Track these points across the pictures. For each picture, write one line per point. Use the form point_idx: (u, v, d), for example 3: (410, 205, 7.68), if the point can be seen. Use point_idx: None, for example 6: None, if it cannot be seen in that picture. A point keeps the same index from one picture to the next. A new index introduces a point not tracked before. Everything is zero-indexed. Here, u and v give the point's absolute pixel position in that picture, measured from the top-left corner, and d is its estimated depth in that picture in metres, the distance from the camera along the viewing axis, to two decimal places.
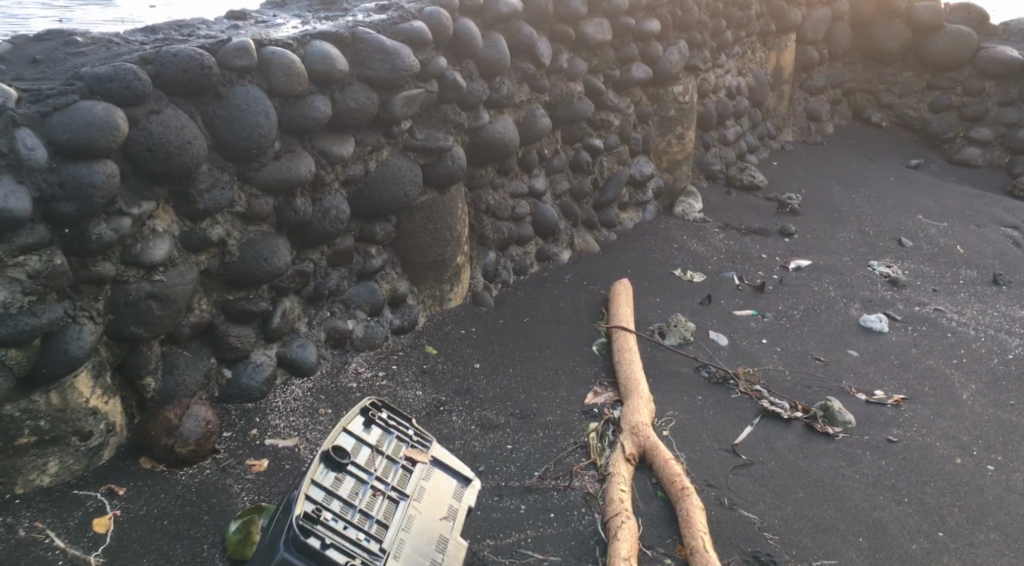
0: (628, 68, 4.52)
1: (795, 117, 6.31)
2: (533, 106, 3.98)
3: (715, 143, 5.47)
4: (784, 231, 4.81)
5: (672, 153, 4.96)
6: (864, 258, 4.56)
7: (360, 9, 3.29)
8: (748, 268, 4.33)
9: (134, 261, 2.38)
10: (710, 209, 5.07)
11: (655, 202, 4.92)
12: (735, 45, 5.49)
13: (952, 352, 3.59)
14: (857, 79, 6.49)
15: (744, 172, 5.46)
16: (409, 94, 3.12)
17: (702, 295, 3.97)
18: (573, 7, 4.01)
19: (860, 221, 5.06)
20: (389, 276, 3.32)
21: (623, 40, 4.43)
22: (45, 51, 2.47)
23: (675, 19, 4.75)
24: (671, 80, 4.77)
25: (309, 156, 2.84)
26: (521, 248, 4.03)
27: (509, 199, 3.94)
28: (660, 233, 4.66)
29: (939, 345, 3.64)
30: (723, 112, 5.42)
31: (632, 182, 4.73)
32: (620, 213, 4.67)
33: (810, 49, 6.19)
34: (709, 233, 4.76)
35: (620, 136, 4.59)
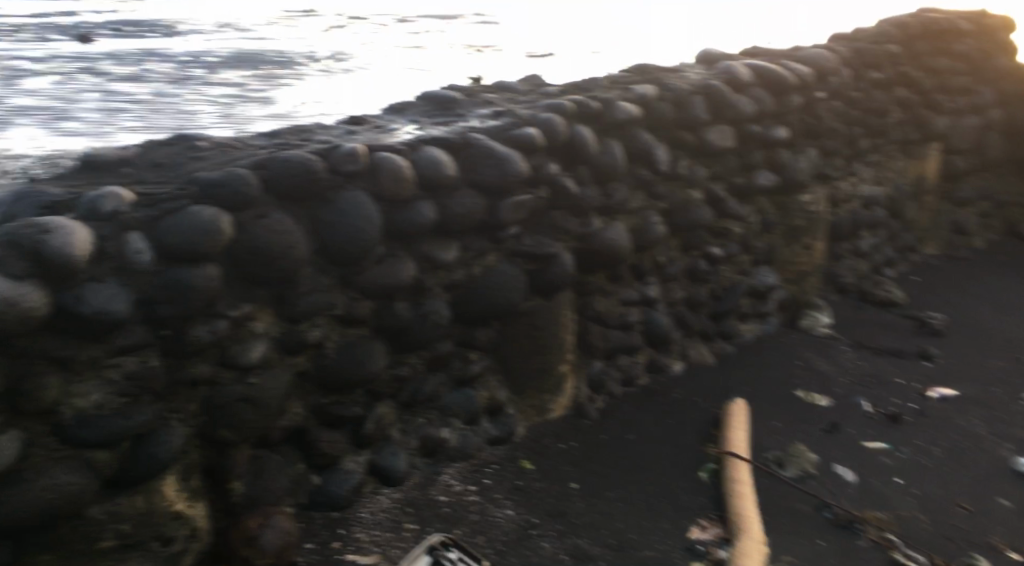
0: (753, 175, 4.42)
1: (940, 229, 5.89)
2: (648, 213, 3.89)
3: (848, 254, 5.16)
4: (925, 354, 4.42)
5: (799, 264, 4.72)
6: (1019, 391, 4.15)
7: (475, 114, 3.41)
8: (884, 394, 3.97)
9: (229, 362, 2.35)
10: (840, 325, 4.75)
11: (778, 314, 4.63)
12: (874, 153, 5.30)
13: None
14: (1011, 193, 6.16)
15: (879, 287, 5.13)
16: (518, 200, 3.10)
17: (827, 423, 3.64)
18: (694, 114, 4.02)
19: (1014, 350, 4.62)
20: (489, 383, 3.20)
21: (749, 147, 4.38)
22: (168, 156, 2.58)
23: (806, 126, 4.70)
24: (800, 188, 4.61)
25: (411, 261, 2.81)
26: (630, 357, 3.85)
27: (620, 306, 3.77)
28: (783, 349, 4.38)
29: None
30: (857, 222, 5.16)
31: (755, 293, 4.48)
32: (740, 324, 4.42)
33: (957, 159, 5.82)
34: (838, 351, 4.43)
35: (741, 245, 4.43)
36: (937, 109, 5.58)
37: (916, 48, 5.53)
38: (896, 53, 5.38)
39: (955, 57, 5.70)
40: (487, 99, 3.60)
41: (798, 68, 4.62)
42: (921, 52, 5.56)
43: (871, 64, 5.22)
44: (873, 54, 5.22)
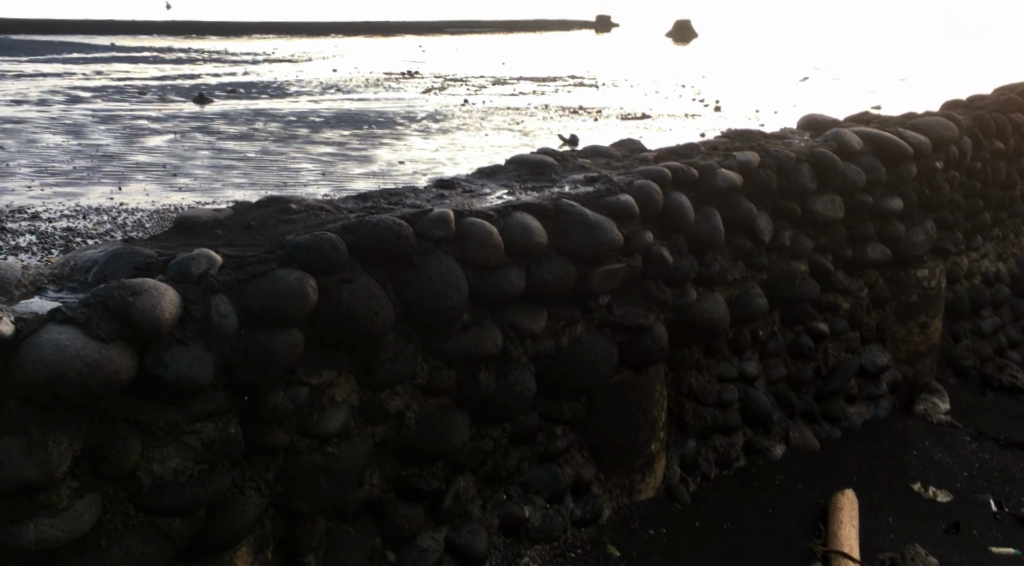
0: (863, 248, 4.20)
1: None
2: (748, 284, 3.72)
3: (967, 334, 4.86)
4: None
5: (913, 343, 4.43)
6: None
7: (568, 180, 3.34)
8: (1012, 493, 3.63)
9: (309, 430, 2.30)
10: (958, 412, 4.43)
11: (890, 397, 4.34)
12: (996, 226, 5.09)
13: None
14: None
15: (1003, 370, 4.78)
16: (609, 269, 2.99)
17: (949, 522, 3.36)
18: (801, 182, 3.84)
19: None
20: (575, 461, 3.07)
21: (858, 218, 4.17)
22: (259, 219, 2.58)
23: (921, 197, 4.45)
24: (914, 262, 4.36)
25: (497, 329, 2.72)
26: (728, 438, 3.65)
27: (715, 382, 3.62)
28: (896, 436, 4.09)
29: None
30: (978, 300, 4.88)
31: (863, 372, 4.26)
32: (847, 407, 4.17)
33: None
34: (959, 442, 4.09)
35: (849, 321, 4.19)
36: None
37: None
38: (1022, 122, 5.09)
39: None
40: (581, 164, 3.53)
41: (915, 136, 4.33)
42: None
43: (996, 133, 4.92)
44: (997, 121, 4.89)
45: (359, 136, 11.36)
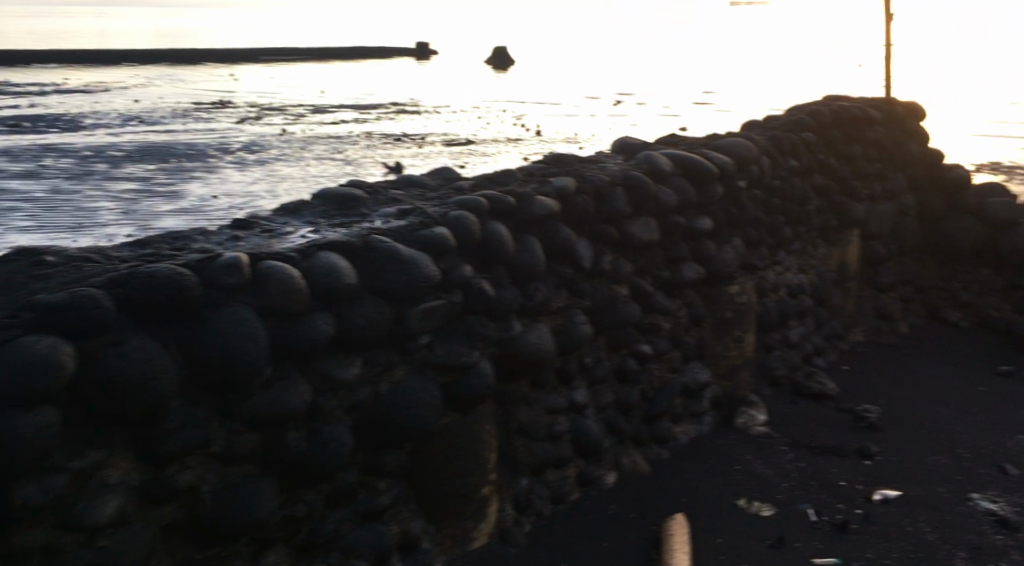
0: (678, 268, 4.53)
1: (864, 315, 6.43)
2: (572, 311, 3.81)
3: (777, 346, 5.42)
4: (864, 452, 4.50)
5: (730, 358, 4.91)
6: (965, 490, 4.18)
7: (379, 214, 3.14)
8: (827, 500, 3.97)
9: (73, 524, 1.98)
10: (776, 423, 4.88)
11: (711, 413, 4.76)
12: (794, 241, 5.66)
13: None
14: (930, 278, 6.76)
15: (811, 379, 5.35)
16: (428, 307, 2.83)
17: (773, 537, 3.61)
18: (617, 207, 4.01)
19: (952, 445, 4.72)
20: (402, 516, 2.87)
21: (673, 239, 4.49)
22: (7, 276, 2.26)
23: (728, 216, 4.90)
24: (726, 279, 4.82)
25: (306, 382, 2.47)
26: (561, 471, 3.80)
27: (546, 415, 3.75)
28: (720, 454, 4.44)
29: None
30: (784, 311, 5.48)
31: (686, 392, 4.63)
32: (673, 427, 4.52)
33: (876, 245, 6.44)
34: (777, 455, 4.49)
35: (670, 340, 4.54)
36: (856, 195, 6.14)
37: (829, 136, 5.95)
38: (811, 140, 5.70)
39: (868, 144, 6.26)
40: (393, 197, 3.33)
41: (718, 157, 4.74)
42: (835, 139, 5.98)
43: (788, 152, 5.51)
44: (790, 142, 5.52)
45: (165, 170, 10.69)
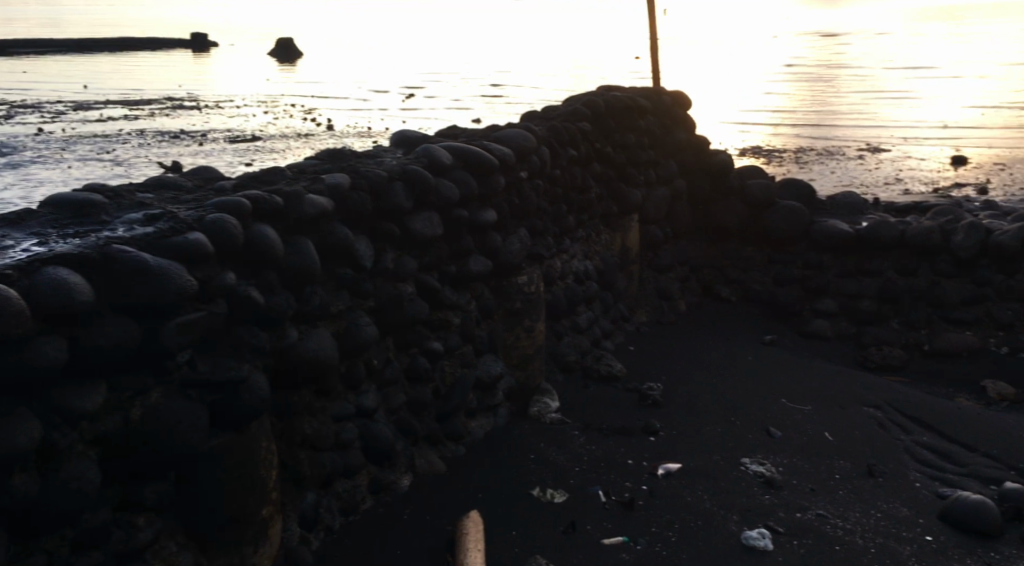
0: (466, 261, 4.52)
1: (647, 297, 6.80)
2: (354, 314, 3.71)
3: (568, 332, 5.58)
4: (649, 429, 4.74)
5: (522, 348, 4.97)
6: (737, 456, 4.53)
7: (122, 220, 2.87)
8: (616, 480, 4.15)
9: None
10: (568, 408, 5.00)
11: (506, 404, 4.80)
12: (578, 228, 5.86)
13: None
14: (703, 258, 7.25)
15: (600, 361, 5.54)
16: (184, 320, 2.62)
17: (565, 523, 3.66)
18: (397, 202, 3.88)
19: (726, 413, 5.10)
20: (168, 552, 2.65)
21: (458, 233, 4.43)
22: None
23: (512, 207, 4.91)
24: (514, 270, 4.86)
25: (34, 417, 2.20)
26: (351, 480, 3.68)
27: (332, 423, 3.61)
28: (515, 443, 4.49)
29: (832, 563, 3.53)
30: (573, 297, 5.63)
31: (479, 385, 4.64)
32: (469, 422, 4.50)
33: (653, 228, 6.84)
34: (570, 439, 4.60)
35: (461, 336, 4.52)
36: (631, 182, 6.46)
37: (605, 125, 6.14)
38: (587, 130, 5.83)
39: (640, 132, 6.57)
40: (139, 201, 3.06)
41: (499, 148, 4.72)
42: (610, 128, 6.19)
43: (568, 142, 5.60)
44: (569, 131, 5.60)
45: None
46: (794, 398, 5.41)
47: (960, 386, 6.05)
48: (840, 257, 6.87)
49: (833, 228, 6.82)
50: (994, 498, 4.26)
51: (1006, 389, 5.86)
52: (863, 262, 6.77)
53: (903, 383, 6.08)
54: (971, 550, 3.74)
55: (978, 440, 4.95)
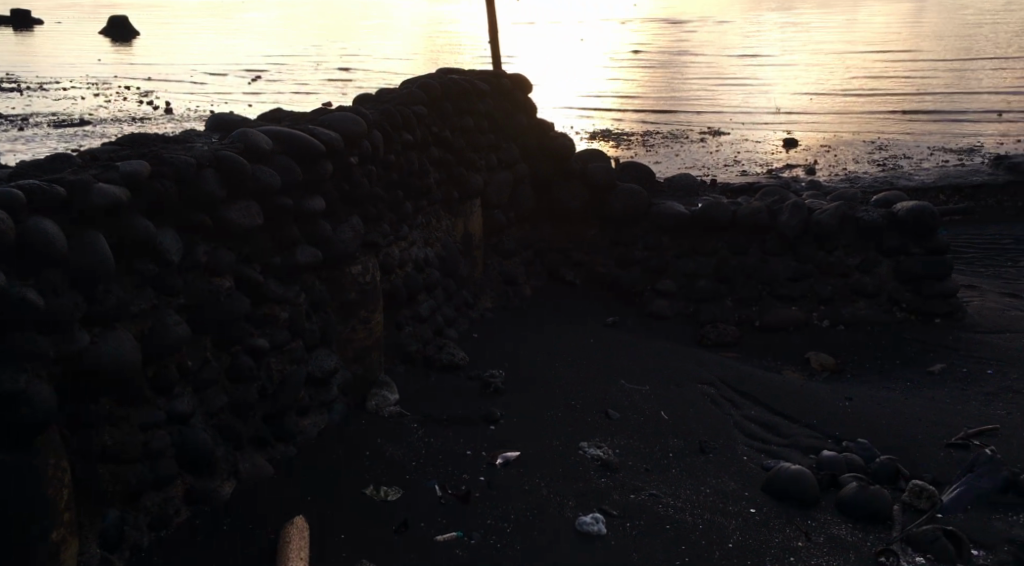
0: (292, 252, 4.27)
1: (492, 281, 6.73)
2: (163, 313, 3.44)
3: (408, 321, 5.43)
4: (489, 418, 4.70)
5: (357, 341, 4.79)
6: (575, 441, 4.58)
7: None
8: (453, 472, 4.08)
9: None
10: (407, 399, 4.87)
11: (341, 399, 4.60)
12: (418, 215, 5.72)
13: (674, 551, 3.62)
14: (547, 242, 7.27)
15: (442, 350, 5.45)
16: None
17: (397, 522, 3.66)
18: (209, 190, 3.63)
19: (566, 396, 5.14)
20: None
21: (282, 223, 4.19)
22: None
23: (342, 194, 4.71)
24: (347, 259, 4.66)
25: None
26: (161, 492, 3.43)
27: (138, 433, 3.33)
28: (349, 439, 4.32)
29: (659, 545, 3.65)
30: (412, 286, 5.47)
31: (310, 381, 4.40)
32: (301, 420, 4.27)
33: (497, 213, 6.78)
34: (408, 432, 4.47)
35: (290, 330, 4.26)
36: (472, 167, 6.37)
37: (442, 109, 6.02)
38: (423, 113, 5.68)
39: (479, 116, 6.48)
40: None
41: (325, 133, 4.49)
42: (447, 113, 6.07)
43: (402, 126, 5.43)
44: (403, 115, 5.42)
45: None
46: (632, 379, 5.50)
47: (787, 359, 6.36)
48: (677, 238, 7.05)
49: (670, 209, 6.97)
50: (812, 465, 4.53)
51: (827, 360, 6.21)
52: (698, 242, 6.97)
53: (736, 358, 6.33)
54: (790, 520, 3.97)
55: (800, 410, 5.19)
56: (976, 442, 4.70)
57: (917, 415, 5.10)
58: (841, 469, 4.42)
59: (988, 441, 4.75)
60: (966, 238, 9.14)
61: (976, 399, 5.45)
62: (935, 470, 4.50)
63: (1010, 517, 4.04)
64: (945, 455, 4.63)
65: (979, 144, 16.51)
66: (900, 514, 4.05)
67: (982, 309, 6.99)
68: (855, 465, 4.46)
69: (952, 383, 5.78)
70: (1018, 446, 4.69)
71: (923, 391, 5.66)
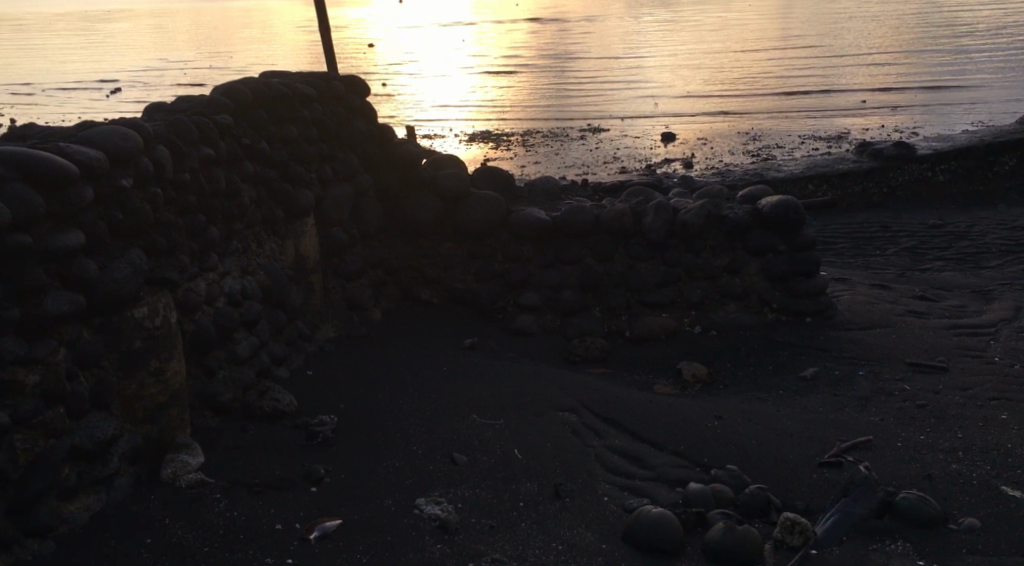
0: (39, 300, 3.54)
1: (334, 308, 6.02)
2: None
3: (223, 365, 4.67)
4: (311, 478, 4.09)
5: (147, 399, 4.06)
6: (412, 498, 3.98)
7: None
8: (252, 556, 3.52)
9: None
10: (215, 464, 4.20)
11: (125, 471, 3.90)
12: (231, 241, 4.97)
13: None
14: (398, 258, 6.59)
15: (265, 396, 4.72)
16: None
17: None
18: None
19: (407, 441, 4.51)
20: None
21: (19, 265, 3.46)
22: None
23: (115, 224, 3.96)
24: (124, 303, 3.92)
25: None
26: None
27: None
28: (128, 522, 3.67)
29: None
30: (226, 324, 4.71)
31: (77, 456, 3.67)
32: (64, 506, 3.58)
33: (337, 231, 6.07)
34: (206, 506, 3.83)
35: (44, 399, 3.53)
36: (299, 182, 5.65)
37: (257, 118, 5.29)
38: (230, 124, 4.94)
39: (306, 124, 5.76)
40: None
41: (81, 152, 3.75)
42: (264, 121, 5.33)
43: (201, 139, 4.67)
44: (200, 126, 4.67)
45: None
46: (485, 412, 4.92)
47: (658, 371, 5.90)
48: (538, 247, 6.51)
49: (529, 217, 6.43)
50: (677, 502, 4.04)
51: (699, 369, 5.77)
52: (561, 250, 6.46)
53: (604, 375, 5.81)
54: None
55: (666, 435, 4.71)
56: (850, 458, 4.32)
57: (789, 430, 4.70)
58: (708, 504, 3.96)
59: (861, 456, 4.37)
60: (834, 229, 8.99)
61: (849, 405, 5.09)
62: (810, 497, 4.07)
63: (888, 547, 3.66)
64: (820, 476, 4.22)
65: (845, 132, 16.79)
66: (772, 557, 3.59)
67: (854, 304, 6.72)
68: (724, 497, 4.00)
69: (826, 388, 5.44)
70: (893, 459, 4.33)
71: (795, 399, 5.30)
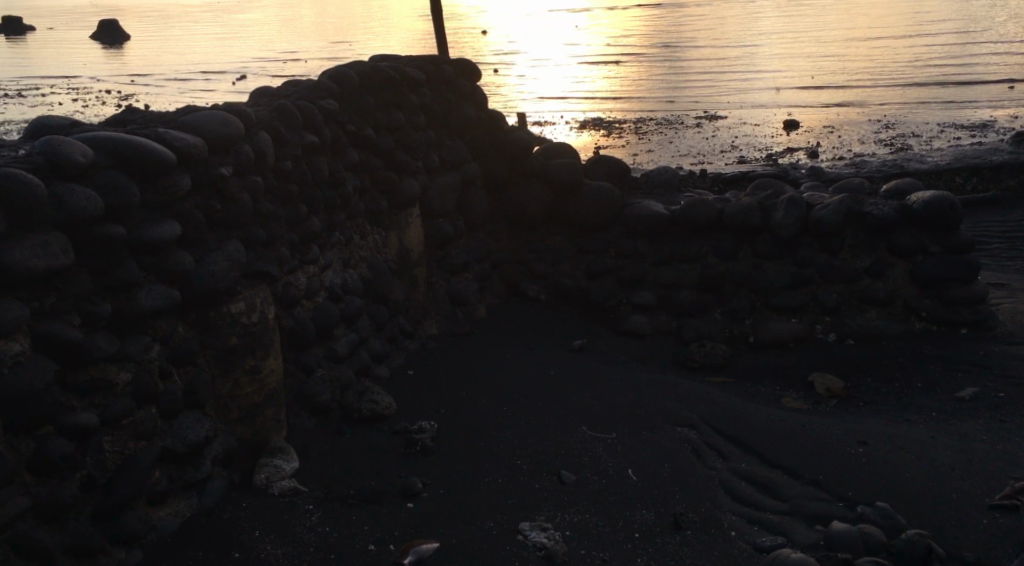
0: (132, 295, 3.34)
1: (437, 302, 5.72)
2: None
3: (320, 363, 4.42)
4: (408, 492, 3.78)
5: (242, 398, 3.84)
6: (515, 522, 3.62)
7: None
8: None
9: None
10: (308, 470, 3.94)
11: (217, 476, 3.69)
12: (333, 231, 4.72)
13: None
14: (505, 251, 6.24)
15: (362, 398, 4.45)
16: None
17: None
18: None
19: (512, 454, 4.15)
20: None
21: (112, 257, 3.25)
22: None
23: (213, 213, 3.75)
24: (220, 298, 3.70)
25: None
26: None
27: None
28: (217, 532, 3.44)
29: None
30: (326, 320, 4.45)
31: (168, 459, 3.47)
32: (153, 512, 3.37)
33: (443, 222, 5.77)
34: (298, 518, 3.57)
35: (135, 398, 3.34)
36: (405, 170, 5.36)
37: (363, 102, 5.02)
38: (334, 109, 4.68)
39: (415, 109, 5.46)
40: None
41: (179, 137, 3.53)
42: (370, 106, 5.06)
43: (304, 125, 4.42)
44: (304, 110, 4.42)
45: None
46: (596, 423, 4.50)
47: (788, 383, 5.34)
48: (655, 242, 6.03)
49: (647, 210, 5.96)
50: (817, 543, 3.54)
51: (834, 384, 5.18)
52: (681, 246, 5.96)
53: (727, 385, 5.30)
54: None
55: (800, 459, 4.19)
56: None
57: (947, 462, 4.09)
58: (854, 550, 3.44)
59: None
60: (986, 228, 8.10)
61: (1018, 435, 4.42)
62: (978, 547, 3.50)
63: None
64: (990, 523, 3.63)
65: (992, 121, 15.44)
66: None
67: (1016, 314, 5.94)
68: (874, 541, 3.47)
69: (987, 412, 4.77)
70: None
71: (951, 424, 4.66)
